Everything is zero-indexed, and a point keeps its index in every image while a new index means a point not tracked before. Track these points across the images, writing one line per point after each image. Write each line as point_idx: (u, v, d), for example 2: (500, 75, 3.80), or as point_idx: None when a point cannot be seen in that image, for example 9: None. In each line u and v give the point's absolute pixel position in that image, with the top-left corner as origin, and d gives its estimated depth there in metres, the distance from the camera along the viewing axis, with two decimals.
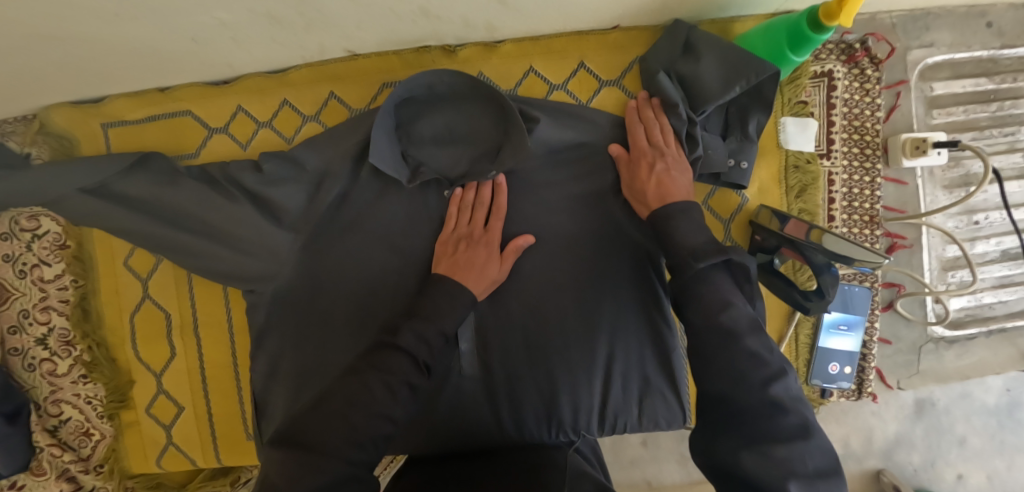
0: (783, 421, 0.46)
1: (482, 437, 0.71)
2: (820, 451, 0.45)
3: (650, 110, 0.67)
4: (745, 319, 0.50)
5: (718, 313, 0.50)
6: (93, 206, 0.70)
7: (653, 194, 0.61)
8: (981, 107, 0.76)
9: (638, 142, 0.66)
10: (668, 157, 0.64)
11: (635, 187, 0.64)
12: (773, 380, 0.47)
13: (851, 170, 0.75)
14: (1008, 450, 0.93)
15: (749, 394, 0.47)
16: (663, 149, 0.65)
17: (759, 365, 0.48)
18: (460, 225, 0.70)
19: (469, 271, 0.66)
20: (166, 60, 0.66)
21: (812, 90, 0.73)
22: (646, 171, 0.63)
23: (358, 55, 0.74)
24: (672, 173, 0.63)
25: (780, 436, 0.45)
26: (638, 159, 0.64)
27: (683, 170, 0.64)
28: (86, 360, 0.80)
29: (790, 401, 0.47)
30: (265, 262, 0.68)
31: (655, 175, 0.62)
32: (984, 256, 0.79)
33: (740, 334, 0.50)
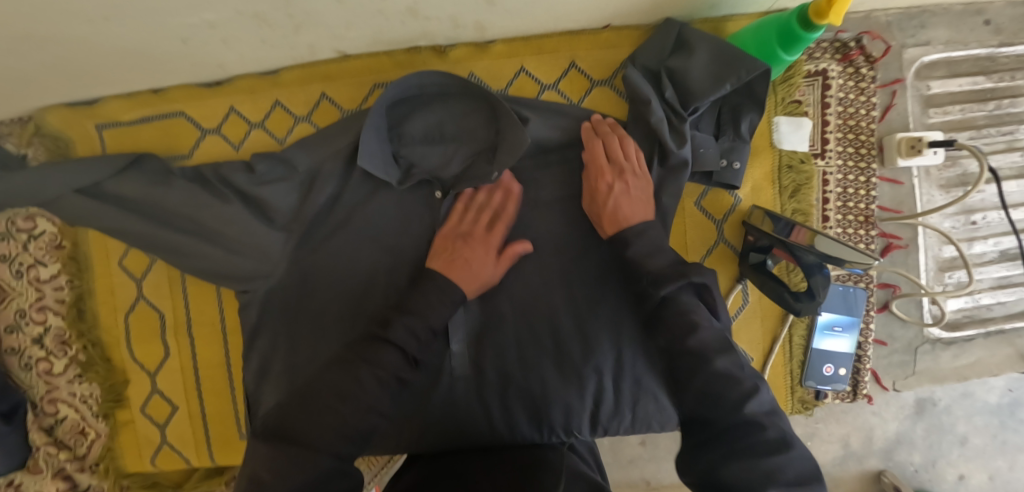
0: (761, 436, 0.45)
1: (473, 436, 0.71)
2: (803, 462, 0.44)
3: (607, 127, 0.69)
4: (713, 340, 0.50)
5: (685, 337, 0.50)
6: (87, 207, 0.70)
7: (610, 212, 0.64)
8: (979, 105, 0.76)
9: (595, 160, 0.67)
10: (625, 174, 0.66)
11: (595, 208, 0.66)
12: (749, 397, 0.47)
13: (846, 170, 0.74)
14: (1009, 450, 0.93)
15: (728, 410, 0.46)
16: (621, 166, 0.66)
17: (733, 383, 0.47)
18: (463, 222, 0.70)
19: (466, 268, 0.66)
20: (157, 61, 0.66)
21: (805, 89, 0.73)
22: (604, 191, 0.65)
23: (349, 56, 0.74)
24: (629, 192, 0.64)
25: (758, 450, 0.44)
26: (596, 179, 0.66)
27: (641, 185, 0.66)
28: (81, 360, 0.80)
29: (766, 417, 0.46)
30: (256, 262, 0.68)
31: (613, 197, 0.64)
32: (982, 256, 0.78)
33: (711, 354, 0.49)
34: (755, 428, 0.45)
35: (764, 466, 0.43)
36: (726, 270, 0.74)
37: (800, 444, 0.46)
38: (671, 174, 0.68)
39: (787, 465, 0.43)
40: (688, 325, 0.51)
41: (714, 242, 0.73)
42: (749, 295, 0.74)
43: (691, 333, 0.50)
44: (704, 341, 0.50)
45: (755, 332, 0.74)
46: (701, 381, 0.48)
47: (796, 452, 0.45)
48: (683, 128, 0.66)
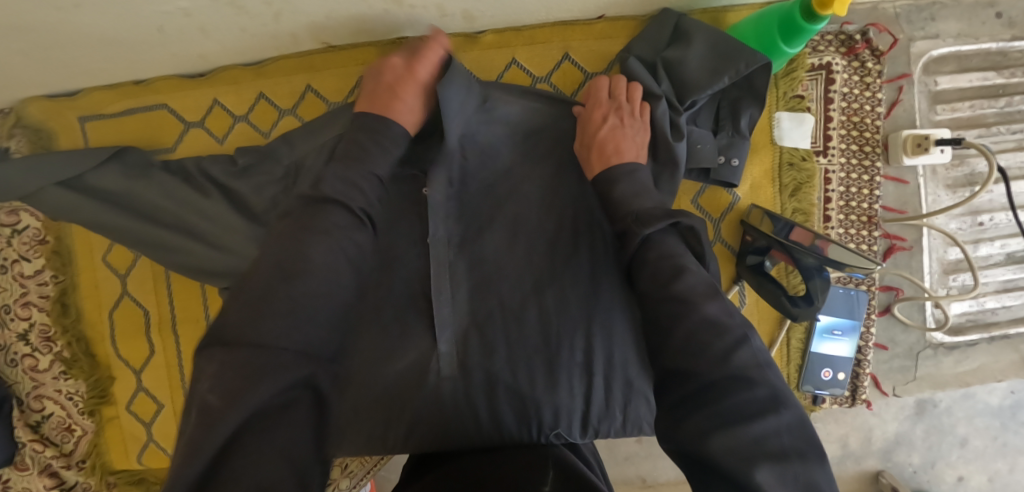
0: (749, 395, 0.41)
1: (458, 433, 0.68)
2: (796, 426, 0.40)
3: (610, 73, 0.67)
4: (701, 284, 0.47)
5: (671, 281, 0.47)
6: (67, 201, 0.67)
7: (602, 150, 0.61)
8: (989, 102, 0.73)
9: (597, 98, 0.65)
10: (623, 111, 0.64)
11: (587, 141, 0.63)
12: (737, 348, 0.43)
13: (850, 168, 0.71)
14: (1011, 452, 0.91)
15: (715, 365, 0.42)
16: (622, 104, 0.64)
17: (720, 334, 0.44)
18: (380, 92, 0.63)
19: (382, 98, 0.61)
20: (135, 50, 0.65)
21: (809, 84, 0.70)
22: (599, 123, 0.63)
23: (334, 46, 0.72)
24: (624, 128, 0.62)
25: (746, 412, 0.40)
26: (593, 111, 0.64)
27: (638, 127, 0.63)
28: (65, 357, 0.79)
29: (756, 370, 0.42)
30: (237, 258, 0.67)
31: (608, 128, 0.62)
32: (988, 259, 0.75)
33: (697, 300, 0.45)
34: (744, 385, 0.41)
35: (755, 430, 0.39)
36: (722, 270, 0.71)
37: (794, 404, 0.42)
38: (667, 170, 0.65)
39: (775, 431, 0.40)
40: (673, 270, 0.48)
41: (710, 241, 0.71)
42: (745, 297, 0.72)
43: (677, 277, 0.47)
44: (691, 286, 0.46)
45: None
46: (687, 331, 0.44)
47: (787, 415, 0.41)
48: (681, 122, 0.64)
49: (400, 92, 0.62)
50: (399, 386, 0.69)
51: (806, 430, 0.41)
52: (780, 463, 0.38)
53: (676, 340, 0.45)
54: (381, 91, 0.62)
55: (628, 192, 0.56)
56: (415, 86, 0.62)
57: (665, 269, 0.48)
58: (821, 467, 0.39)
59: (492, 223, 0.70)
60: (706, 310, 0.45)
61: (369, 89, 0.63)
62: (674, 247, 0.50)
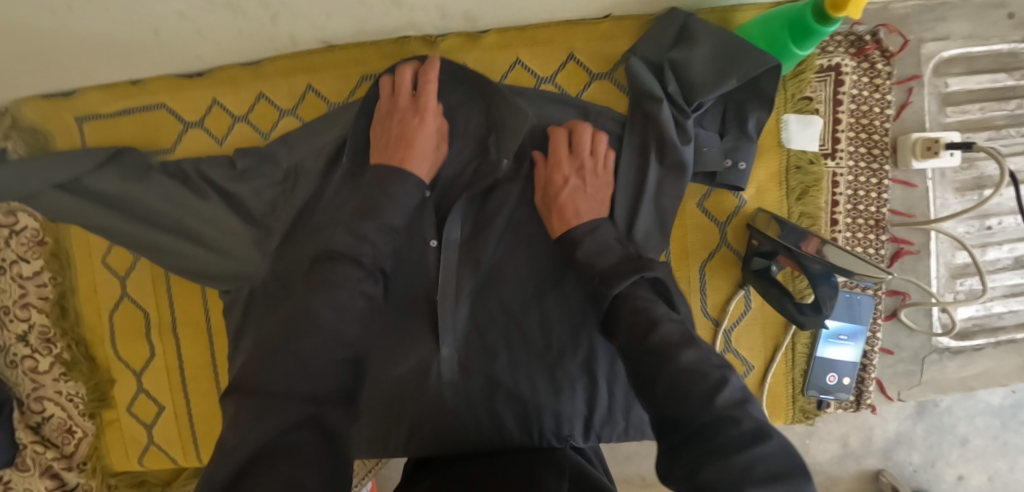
0: (737, 430, 0.41)
1: (457, 435, 0.68)
2: (781, 452, 0.41)
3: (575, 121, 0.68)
4: (674, 334, 0.48)
5: (646, 335, 0.49)
6: (64, 202, 0.66)
7: (562, 212, 0.63)
8: (999, 105, 0.72)
9: (558, 154, 0.66)
10: (584, 170, 0.65)
11: (548, 200, 0.65)
12: (720, 388, 0.44)
13: (857, 171, 0.71)
14: (1011, 451, 0.90)
15: (701, 408, 0.43)
16: (584, 162, 0.66)
17: (699, 379, 0.45)
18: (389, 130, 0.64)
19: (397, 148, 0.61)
20: (131, 52, 0.63)
21: (817, 85, 0.69)
22: (561, 184, 0.64)
23: (334, 46, 0.70)
24: (585, 190, 0.64)
25: (735, 443, 0.40)
26: (554, 170, 0.65)
27: (599, 186, 0.66)
28: (65, 359, 0.79)
29: (738, 408, 0.43)
30: (239, 261, 0.66)
31: (569, 192, 0.64)
32: (996, 263, 0.75)
33: (673, 350, 0.47)
34: (731, 422, 0.42)
35: (740, 461, 0.39)
36: (728, 275, 0.70)
37: (778, 434, 0.42)
38: (672, 174, 0.65)
39: (761, 458, 0.40)
40: (647, 322, 0.49)
41: (716, 245, 0.70)
42: (751, 301, 0.71)
43: (650, 331, 0.49)
44: (665, 336, 0.48)
45: (756, 339, 0.72)
46: (671, 380, 0.45)
47: (774, 442, 0.41)
48: (688, 125, 0.63)
49: (413, 140, 0.62)
50: (400, 389, 0.69)
51: (793, 455, 0.41)
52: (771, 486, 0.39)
53: (663, 383, 0.46)
54: (394, 140, 0.62)
55: (590, 251, 0.59)
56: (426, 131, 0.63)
57: (639, 323, 0.50)
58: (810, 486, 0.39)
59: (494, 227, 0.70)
60: (685, 358, 0.46)
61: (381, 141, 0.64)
62: (645, 298, 0.52)
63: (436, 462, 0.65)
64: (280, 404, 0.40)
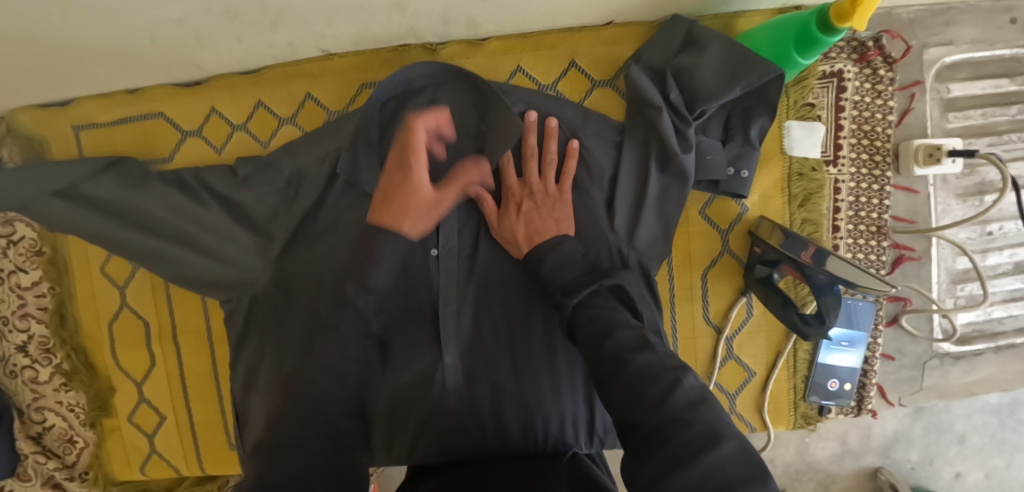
0: (687, 434, 0.41)
1: (462, 440, 0.68)
2: (736, 455, 0.41)
3: (532, 136, 0.66)
4: (630, 339, 0.48)
5: (601, 342, 0.49)
6: (60, 211, 0.66)
7: (522, 234, 0.63)
8: (1001, 110, 0.72)
9: (508, 182, 0.67)
10: (536, 194, 0.65)
11: (504, 226, 0.65)
12: (672, 390, 0.44)
13: (859, 178, 0.70)
14: (1007, 449, 0.91)
15: (652, 411, 0.43)
16: (534, 187, 0.66)
17: (653, 381, 0.45)
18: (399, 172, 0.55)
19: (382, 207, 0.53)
20: (126, 60, 0.63)
21: (820, 92, 0.69)
22: (514, 211, 0.65)
23: (334, 54, 0.70)
24: (539, 211, 0.64)
25: (691, 449, 0.41)
26: (506, 199, 0.66)
27: (555, 205, 0.65)
28: (64, 369, 0.78)
29: (689, 411, 0.43)
30: (240, 271, 0.66)
31: (523, 216, 0.64)
32: (997, 268, 0.75)
33: (629, 355, 0.47)
34: (681, 426, 0.42)
35: (696, 470, 0.40)
36: (730, 282, 0.70)
37: (733, 433, 0.43)
38: (675, 182, 0.65)
39: (719, 464, 0.40)
40: (604, 330, 0.49)
41: (718, 252, 0.70)
42: (753, 308, 0.71)
43: (607, 337, 0.48)
44: (621, 343, 0.48)
45: (759, 347, 0.72)
46: (625, 385, 0.45)
47: (727, 445, 0.41)
48: (690, 133, 0.63)
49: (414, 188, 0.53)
50: (401, 397, 0.69)
51: (750, 456, 0.41)
52: None
53: (619, 387, 0.46)
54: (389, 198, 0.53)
55: (555, 265, 0.56)
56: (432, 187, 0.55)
57: (596, 331, 0.50)
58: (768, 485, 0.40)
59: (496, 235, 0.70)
60: (639, 361, 0.46)
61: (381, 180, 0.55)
62: (603, 306, 0.52)
63: (436, 468, 0.66)
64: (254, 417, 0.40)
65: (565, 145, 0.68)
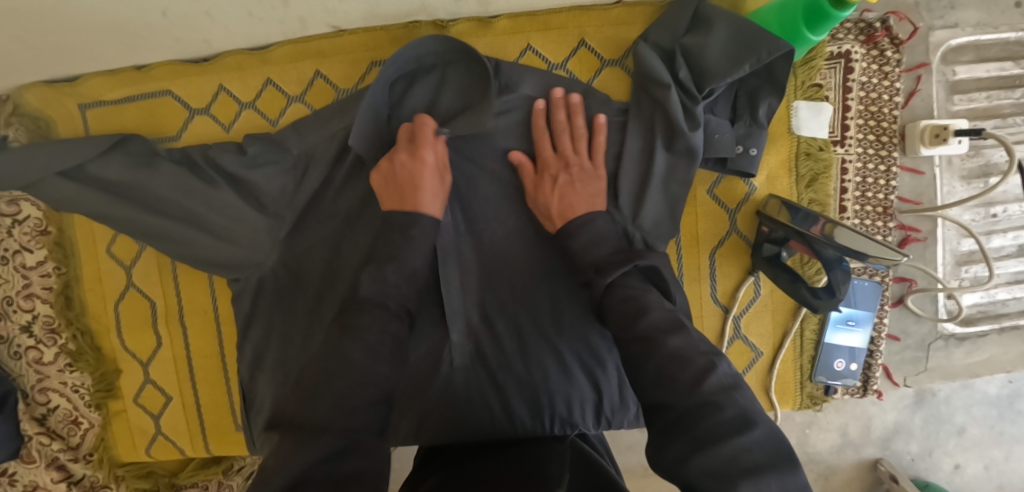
0: (720, 417, 0.42)
1: (471, 421, 0.68)
2: (765, 441, 0.41)
3: (562, 112, 0.67)
4: (663, 321, 0.49)
5: (636, 321, 0.50)
6: (68, 191, 0.65)
7: (558, 209, 0.64)
8: (1006, 92, 0.72)
9: (544, 156, 0.67)
10: (572, 168, 0.66)
11: (540, 200, 0.66)
12: (706, 374, 0.45)
13: (866, 158, 0.71)
14: (1007, 441, 0.91)
15: (686, 393, 0.44)
16: (569, 160, 0.67)
17: (684, 364, 0.46)
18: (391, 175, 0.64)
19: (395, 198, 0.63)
20: (138, 35, 0.63)
21: (827, 73, 0.69)
22: (550, 185, 0.65)
23: (344, 31, 0.70)
24: (575, 185, 0.65)
25: (720, 431, 0.41)
26: (542, 173, 0.66)
27: (590, 180, 0.66)
28: (70, 349, 0.78)
29: (723, 394, 0.43)
30: (247, 250, 0.67)
31: (558, 190, 0.64)
32: (1001, 250, 0.75)
33: (661, 336, 0.48)
34: (715, 409, 0.42)
35: (726, 451, 0.40)
36: (738, 262, 0.71)
37: (764, 420, 0.43)
38: (682, 161, 0.65)
39: (746, 447, 0.40)
40: (636, 310, 0.51)
41: (726, 232, 0.70)
42: (761, 288, 0.71)
43: (639, 317, 0.50)
44: (655, 323, 0.49)
45: (766, 326, 0.72)
46: (657, 365, 0.46)
47: (759, 431, 0.41)
48: (697, 111, 0.63)
49: (420, 185, 0.63)
50: (409, 380, 0.69)
51: (779, 443, 0.41)
52: (754, 478, 0.38)
53: (652, 371, 0.47)
54: (398, 185, 0.63)
55: (585, 243, 0.60)
56: (429, 171, 0.63)
57: (629, 310, 0.51)
58: (798, 472, 0.40)
59: (506, 215, 0.70)
60: (671, 343, 0.47)
61: (385, 189, 0.64)
62: (636, 287, 0.54)
63: (453, 451, 0.64)
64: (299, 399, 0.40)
65: (591, 119, 0.68)
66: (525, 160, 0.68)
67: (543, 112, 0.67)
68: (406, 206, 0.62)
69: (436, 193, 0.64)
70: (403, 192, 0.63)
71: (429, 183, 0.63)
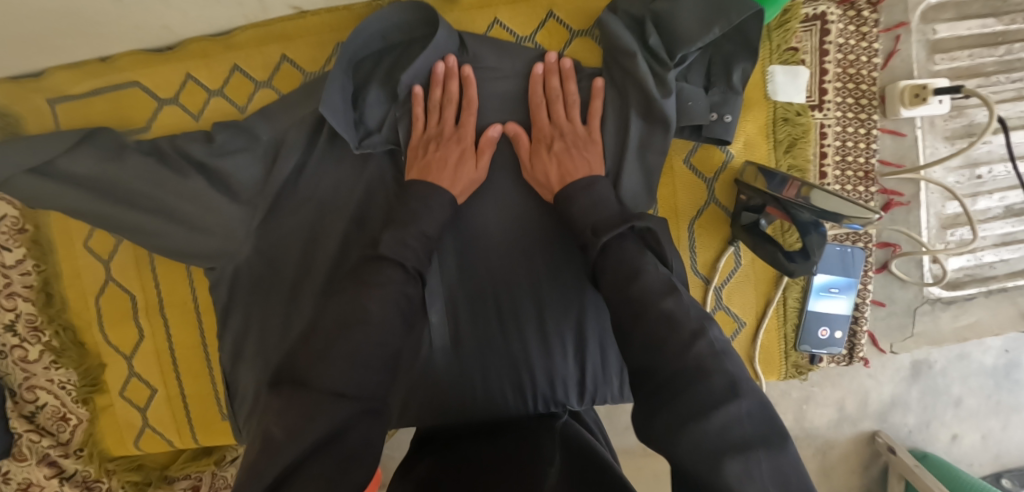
0: (705, 386, 0.42)
1: (453, 400, 0.69)
2: (754, 413, 0.41)
3: (556, 79, 0.66)
4: (655, 285, 0.49)
5: (628, 285, 0.49)
6: (39, 188, 0.64)
7: (554, 175, 0.63)
8: (988, 51, 0.70)
9: (540, 124, 0.66)
10: (567, 135, 0.65)
11: (536, 168, 0.65)
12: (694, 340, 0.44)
13: (845, 122, 0.70)
14: (1004, 410, 0.90)
15: (674, 360, 0.44)
16: (564, 127, 0.65)
17: (674, 329, 0.45)
18: (429, 125, 0.67)
19: (444, 170, 0.65)
20: (96, 23, 0.61)
21: (803, 36, 0.67)
22: (546, 151, 0.65)
23: (306, 12, 0.69)
24: (570, 150, 0.64)
25: (710, 402, 0.41)
26: (537, 140, 0.66)
27: (586, 146, 0.65)
28: (54, 346, 0.78)
29: (712, 360, 0.43)
30: (221, 240, 0.65)
31: (553, 156, 0.64)
32: (986, 213, 0.74)
33: (651, 299, 0.48)
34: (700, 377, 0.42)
35: (715, 420, 0.40)
36: (717, 233, 0.70)
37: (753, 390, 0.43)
38: (655, 130, 0.63)
39: (735, 420, 0.40)
40: (629, 274, 0.50)
41: (704, 202, 0.70)
42: (741, 258, 0.71)
43: (632, 280, 0.49)
44: (646, 287, 0.49)
45: (748, 296, 0.71)
46: (645, 335, 0.46)
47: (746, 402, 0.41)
48: (669, 78, 0.62)
49: (448, 161, 0.65)
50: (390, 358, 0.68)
51: (767, 414, 0.41)
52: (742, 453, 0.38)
53: (640, 340, 0.46)
54: (428, 156, 0.65)
55: (585, 207, 0.58)
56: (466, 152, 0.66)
57: (622, 274, 0.50)
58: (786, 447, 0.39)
59: (480, 191, 0.69)
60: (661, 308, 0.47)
61: (416, 151, 0.66)
62: (632, 250, 0.52)
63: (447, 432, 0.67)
64: (326, 407, 0.44)
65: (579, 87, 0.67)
66: (472, 77, 0.66)
67: (539, 78, 0.66)
68: (426, 175, 0.64)
69: (461, 175, 0.66)
70: (432, 164, 0.65)
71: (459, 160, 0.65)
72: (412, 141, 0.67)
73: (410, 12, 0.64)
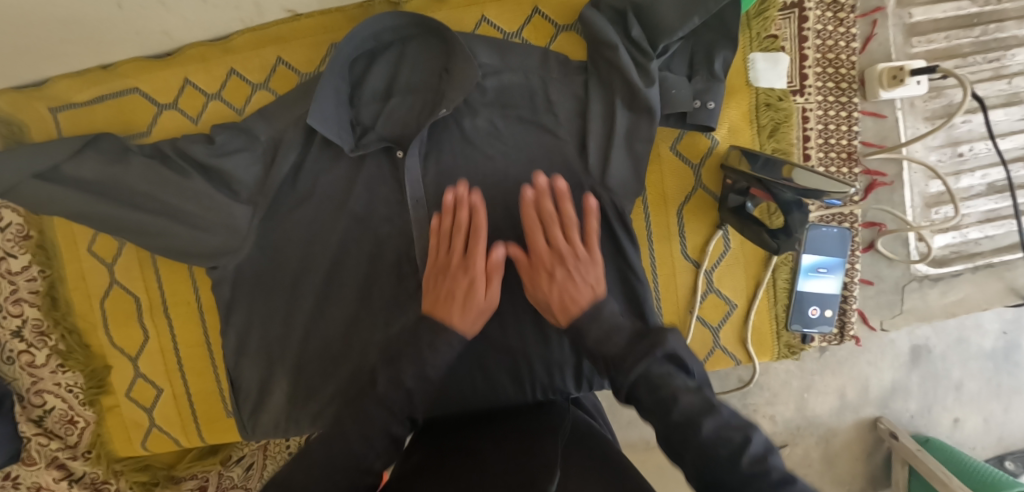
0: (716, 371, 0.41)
1: (454, 392, 0.69)
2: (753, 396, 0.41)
3: (548, 203, 0.62)
4: None
5: None
6: (46, 193, 0.65)
7: (557, 302, 0.61)
8: (964, 32, 0.72)
9: (537, 250, 0.62)
10: (569, 260, 0.61)
11: (539, 295, 0.62)
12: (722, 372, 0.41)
13: (827, 105, 0.72)
14: (1005, 393, 0.92)
15: None
16: (563, 252, 0.62)
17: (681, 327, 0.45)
18: (439, 255, 0.64)
19: (452, 304, 0.60)
20: (98, 30, 0.63)
21: (782, 23, 0.70)
22: (547, 279, 0.61)
23: (300, 15, 0.71)
24: (572, 278, 0.61)
25: None
26: (537, 268, 0.62)
27: (589, 269, 0.62)
28: (60, 349, 0.79)
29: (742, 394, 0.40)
30: (223, 237, 0.67)
31: (556, 286, 0.61)
32: (970, 190, 0.76)
33: None
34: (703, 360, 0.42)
35: None
36: (706, 218, 0.72)
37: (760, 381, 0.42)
38: (642, 118, 0.65)
39: None
40: None
41: (692, 188, 0.71)
42: (730, 241, 0.72)
43: None
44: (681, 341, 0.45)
45: (738, 278, 0.73)
46: None
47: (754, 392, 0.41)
48: (651, 67, 0.64)
49: (458, 295, 0.61)
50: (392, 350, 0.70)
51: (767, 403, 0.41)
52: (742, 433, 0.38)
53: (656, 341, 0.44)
54: (440, 289, 0.62)
55: (597, 338, 0.56)
56: (477, 281, 0.61)
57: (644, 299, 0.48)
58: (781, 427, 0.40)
59: None
60: None
61: (428, 286, 0.63)
62: None
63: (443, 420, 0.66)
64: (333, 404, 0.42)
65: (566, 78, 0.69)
66: (482, 205, 0.62)
67: (531, 202, 0.62)
68: (438, 313, 0.60)
69: (474, 308, 0.61)
70: (441, 295, 0.61)
71: (471, 287, 0.61)
72: (426, 279, 0.64)
73: (402, 17, 0.67)
